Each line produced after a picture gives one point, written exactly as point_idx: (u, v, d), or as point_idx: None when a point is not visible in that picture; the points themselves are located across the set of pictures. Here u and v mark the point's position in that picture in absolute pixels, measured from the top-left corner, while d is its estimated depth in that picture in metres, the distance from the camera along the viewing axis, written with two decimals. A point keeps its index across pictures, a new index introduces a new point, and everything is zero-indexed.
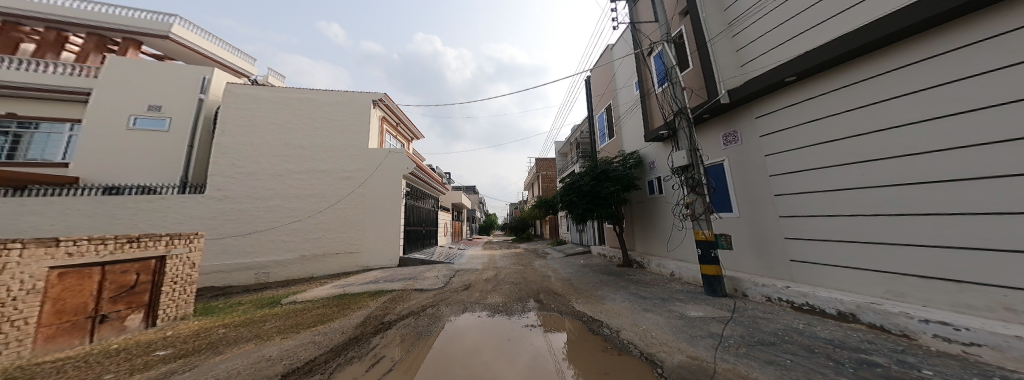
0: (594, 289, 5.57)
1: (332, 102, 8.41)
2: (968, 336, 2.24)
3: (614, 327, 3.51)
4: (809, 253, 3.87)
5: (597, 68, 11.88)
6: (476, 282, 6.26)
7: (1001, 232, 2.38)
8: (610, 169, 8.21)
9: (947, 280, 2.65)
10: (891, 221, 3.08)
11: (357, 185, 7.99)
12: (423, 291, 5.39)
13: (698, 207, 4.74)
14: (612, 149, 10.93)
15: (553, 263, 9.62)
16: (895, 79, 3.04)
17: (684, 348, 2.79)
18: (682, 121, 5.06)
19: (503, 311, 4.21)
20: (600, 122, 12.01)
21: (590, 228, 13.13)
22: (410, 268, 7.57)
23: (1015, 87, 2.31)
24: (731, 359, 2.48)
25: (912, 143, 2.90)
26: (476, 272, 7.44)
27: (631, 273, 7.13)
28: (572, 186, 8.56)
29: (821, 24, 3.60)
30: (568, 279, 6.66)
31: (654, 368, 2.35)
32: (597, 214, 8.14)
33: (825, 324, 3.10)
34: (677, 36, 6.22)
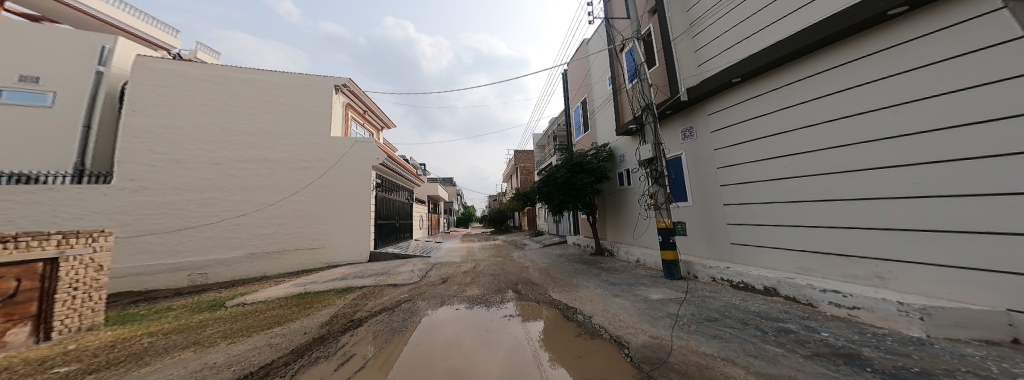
0: (567, 278, 5.79)
1: (285, 84, 7.62)
2: (852, 301, 2.68)
3: (587, 313, 3.69)
4: (746, 237, 4.34)
5: (573, 61, 12.07)
6: (455, 274, 6.19)
7: (881, 214, 2.88)
8: (585, 161, 8.46)
9: (842, 255, 3.16)
10: (809, 207, 3.54)
11: (317, 176, 7.39)
12: (397, 286, 5.19)
13: (661, 197, 5.09)
14: (587, 141, 11.24)
15: (530, 254, 9.84)
16: (818, 81, 3.44)
17: (648, 329, 3.03)
18: (649, 116, 5.34)
19: (482, 303, 4.22)
20: (576, 115, 12.30)
21: (566, 219, 13.52)
22: (380, 264, 7.25)
23: (895, 95, 2.79)
24: (685, 336, 2.73)
25: (823, 140, 3.37)
26: (452, 265, 7.33)
27: (602, 261, 7.50)
28: (547, 178, 8.73)
29: (765, 30, 3.99)
30: (544, 269, 6.87)
31: (622, 349, 2.52)
32: (573, 205, 8.48)
33: (754, 298, 3.54)
34: (646, 33, 6.52)
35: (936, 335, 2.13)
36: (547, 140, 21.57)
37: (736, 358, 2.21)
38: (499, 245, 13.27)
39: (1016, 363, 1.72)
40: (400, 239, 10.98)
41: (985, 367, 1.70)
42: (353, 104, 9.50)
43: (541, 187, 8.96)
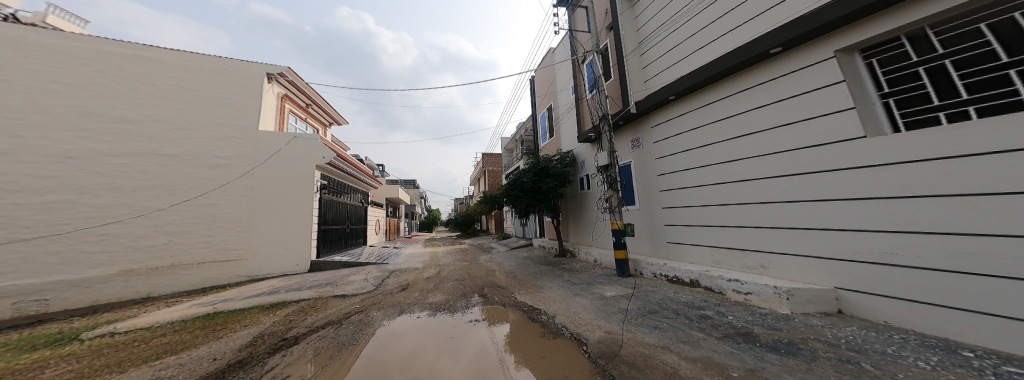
0: (532, 280, 5.87)
1: (190, 66, 6.39)
2: (747, 287, 3.22)
3: (550, 314, 3.76)
4: (679, 236, 4.88)
5: (540, 69, 12.47)
6: (416, 281, 5.84)
7: (774, 215, 3.48)
8: (550, 166, 8.76)
9: (750, 250, 3.74)
10: (724, 209, 4.13)
11: (238, 176, 6.37)
12: (344, 296, 4.73)
13: (615, 200, 5.49)
14: (552, 147, 11.61)
15: (495, 257, 9.78)
16: (730, 102, 4.06)
17: (603, 324, 3.21)
18: (606, 125, 5.73)
19: (446, 309, 4.01)
20: (542, 121, 12.69)
21: (532, 221, 13.76)
22: (323, 274, 6.53)
23: (781, 116, 3.42)
24: (632, 329, 2.96)
25: (734, 152, 3.98)
26: (413, 272, 6.94)
27: (564, 262, 7.79)
28: (513, 181, 8.87)
29: (694, 55, 4.60)
30: (510, 272, 6.88)
31: (581, 347, 2.62)
32: (539, 209, 8.71)
33: (684, 290, 4.00)
34: (604, 48, 7.09)
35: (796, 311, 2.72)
36: (515, 144, 21.84)
37: (671, 344, 2.46)
38: (464, 249, 12.98)
39: (840, 329, 2.31)
40: (351, 246, 10.07)
41: (822, 333, 2.21)
42: (293, 97, 8.55)
43: (508, 191, 9.06)
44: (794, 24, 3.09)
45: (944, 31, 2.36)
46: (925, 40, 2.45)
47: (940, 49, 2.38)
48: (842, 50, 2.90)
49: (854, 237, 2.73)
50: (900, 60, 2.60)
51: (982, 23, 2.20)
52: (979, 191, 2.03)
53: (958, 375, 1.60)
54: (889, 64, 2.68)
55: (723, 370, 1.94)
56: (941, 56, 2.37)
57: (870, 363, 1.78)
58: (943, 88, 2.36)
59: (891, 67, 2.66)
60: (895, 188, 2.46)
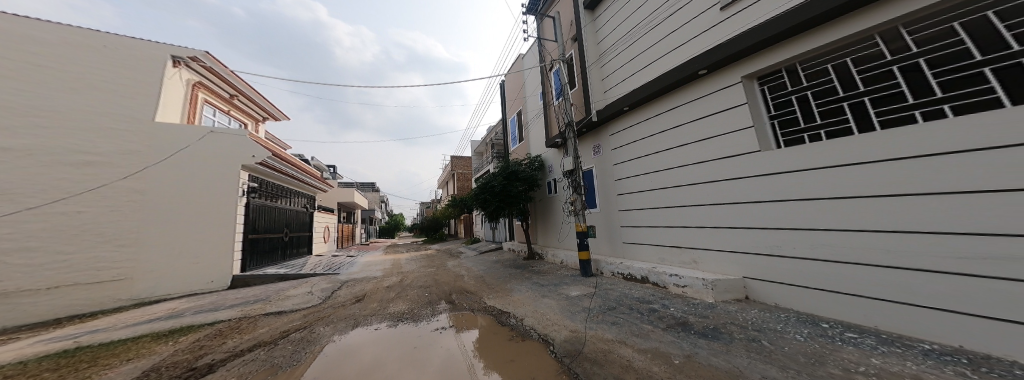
0: (502, 283, 5.83)
1: (53, 41, 4.93)
2: (685, 280, 3.65)
3: (519, 316, 3.77)
4: (634, 237, 5.25)
5: (510, 73, 12.60)
6: (376, 291, 5.44)
7: (707, 217, 3.92)
8: (519, 170, 8.86)
9: (691, 247, 4.14)
10: (669, 212, 4.53)
11: (120, 178, 5.14)
12: (276, 314, 4.21)
13: (579, 203, 5.74)
14: (521, 151, 11.76)
15: (464, 262, 9.56)
16: (671, 115, 4.50)
17: (568, 324, 3.30)
18: (570, 132, 6.00)
19: (409, 318, 3.77)
20: (512, 125, 12.81)
21: (502, 225, 13.75)
22: (248, 291, 5.66)
23: (710, 129, 3.87)
24: (594, 326, 3.09)
25: (675, 160, 4.42)
26: (373, 281, 6.47)
27: (532, 264, 7.89)
28: (484, 185, 8.89)
29: (644, 70, 5.06)
30: (479, 277, 6.77)
31: (548, 347, 2.65)
32: (509, 212, 8.76)
33: (637, 286, 4.33)
34: (569, 58, 7.45)
35: (718, 299, 3.19)
36: (485, 147, 21.67)
37: (627, 338, 2.62)
38: (431, 255, 12.48)
39: (748, 313, 2.78)
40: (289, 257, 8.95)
41: (736, 318, 2.60)
42: (208, 86, 7.19)
43: (479, 194, 9.06)
44: (715, 50, 3.56)
45: (809, 67, 3.03)
46: (796, 75, 3.12)
47: (807, 81, 3.02)
48: (747, 75, 3.47)
49: (766, 234, 3.20)
50: (782, 88, 3.27)
51: (828, 63, 2.87)
52: (842, 194, 2.57)
53: (821, 343, 2.02)
54: (776, 92, 3.33)
55: (668, 358, 2.12)
56: (807, 88, 3.02)
57: (768, 339, 2.13)
58: (806, 115, 3.01)
59: (777, 94, 3.31)
60: (787, 192, 3.01)
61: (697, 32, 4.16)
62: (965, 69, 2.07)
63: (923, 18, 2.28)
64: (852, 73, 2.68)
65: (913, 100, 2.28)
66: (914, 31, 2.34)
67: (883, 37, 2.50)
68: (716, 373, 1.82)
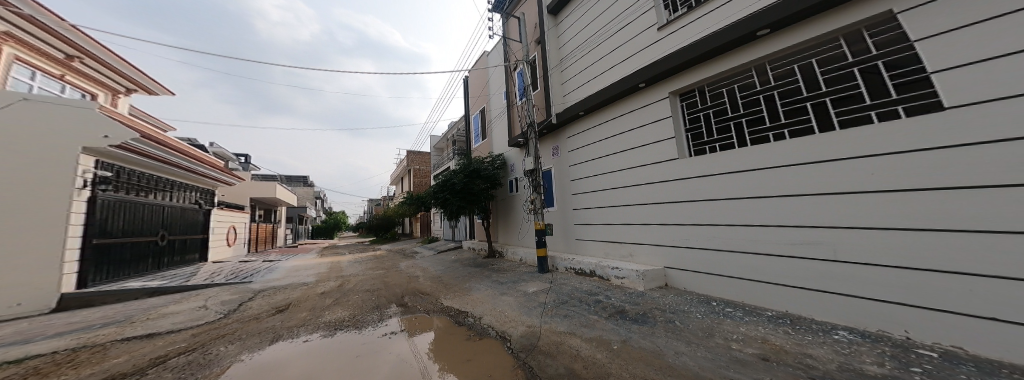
0: (459, 283, 5.73)
1: None
2: (624, 273, 4.08)
3: (477, 315, 3.74)
4: (587, 233, 5.58)
5: (474, 70, 12.42)
6: (315, 298, 4.89)
7: (648, 215, 4.34)
8: (481, 168, 8.77)
9: (635, 242, 4.55)
10: (617, 210, 4.91)
11: None
12: (143, 338, 2.96)
13: (538, 202, 5.92)
14: (484, 149, 11.67)
15: (419, 262, 9.14)
16: (620, 121, 4.87)
17: (525, 319, 3.38)
18: (532, 133, 6.15)
19: (353, 326, 3.45)
20: (475, 122, 12.62)
21: (462, 224, 13.50)
22: (89, 314, 3.98)
23: (652, 136, 4.28)
24: (549, 320, 3.22)
25: (623, 163, 4.80)
26: (309, 287, 5.77)
27: (491, 263, 7.91)
28: (445, 183, 8.64)
29: (599, 77, 5.40)
30: (435, 277, 6.54)
31: (506, 344, 2.67)
32: (470, 210, 8.61)
33: (585, 280, 4.63)
34: (533, 60, 7.64)
35: (645, 287, 3.76)
36: (445, 143, 20.91)
37: (576, 330, 2.78)
38: (382, 256, 11.64)
39: (670, 298, 3.30)
40: (166, 267, 7.18)
41: (661, 304, 3.04)
42: (29, 40, 5.06)
43: (438, 192, 8.80)
44: (652, 67, 4.06)
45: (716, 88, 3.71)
46: (704, 95, 3.81)
47: (713, 101, 3.71)
48: (674, 91, 4.00)
49: (694, 230, 3.67)
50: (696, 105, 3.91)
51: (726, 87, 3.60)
52: (744, 195, 3.19)
53: (714, 319, 2.62)
54: (691, 108, 3.96)
55: (609, 344, 2.33)
56: (710, 107, 3.72)
57: (682, 320, 2.62)
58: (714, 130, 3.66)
59: (693, 110, 3.93)
60: (700, 194, 3.64)
61: (640, 48, 4.62)
62: (798, 101, 2.89)
63: (779, 58, 3.06)
64: (737, 98, 3.47)
65: (771, 123, 3.10)
66: (778, 66, 3.11)
67: (756, 70, 3.28)
68: (645, 354, 2.06)
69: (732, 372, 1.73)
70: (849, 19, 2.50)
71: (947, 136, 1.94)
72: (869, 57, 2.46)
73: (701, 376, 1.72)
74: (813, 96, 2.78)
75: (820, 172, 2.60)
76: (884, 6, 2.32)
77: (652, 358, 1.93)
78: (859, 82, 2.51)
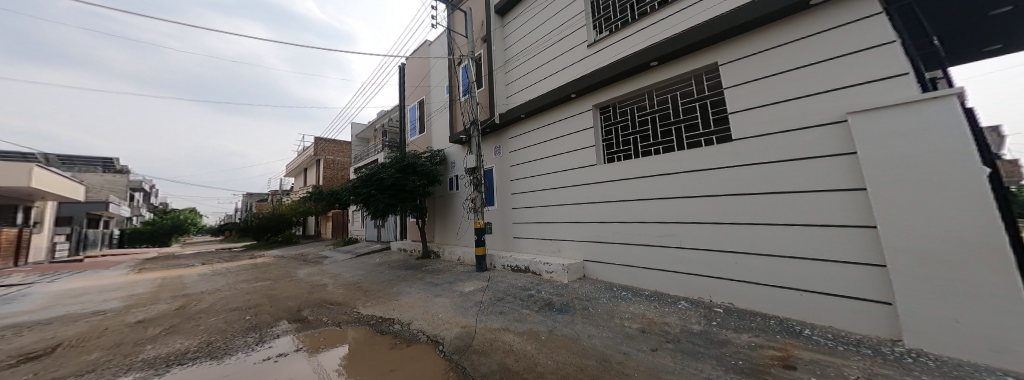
0: (383, 288, 5.17)
1: None
2: (554, 267, 4.29)
3: (405, 321, 3.41)
4: (525, 232, 5.69)
5: (412, 58, 11.52)
6: (167, 321, 3.66)
7: (580, 214, 4.61)
8: (417, 163, 8.13)
9: (567, 240, 4.80)
10: (554, 210, 5.09)
11: None
12: None
13: (478, 201, 5.79)
14: (420, 144, 10.91)
15: (334, 268, 7.92)
16: (559, 126, 5.07)
17: (461, 320, 3.24)
18: (475, 130, 6.00)
19: (216, 354, 2.67)
20: (411, 114, 11.67)
21: (391, 223, 12.35)
22: None
23: (585, 142, 4.56)
24: (485, 318, 3.17)
25: (559, 165, 5.00)
26: (116, 316, 4.00)
27: (425, 264, 7.41)
28: (373, 177, 7.78)
29: (541, 82, 5.54)
30: (353, 284, 5.74)
31: (437, 348, 2.49)
32: (403, 208, 7.92)
33: (521, 276, 4.71)
34: (478, 57, 7.51)
35: (571, 280, 4.07)
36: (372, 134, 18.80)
37: (511, 325, 2.79)
38: (275, 264, 9.49)
39: (595, 288, 3.61)
40: None
41: (588, 294, 3.29)
42: None
43: (363, 186, 7.86)
44: (580, 79, 4.39)
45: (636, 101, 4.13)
46: (614, 112, 4.38)
47: (619, 118, 4.31)
48: (604, 101, 4.34)
49: (616, 228, 4.04)
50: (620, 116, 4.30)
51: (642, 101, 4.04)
52: (640, 197, 3.77)
53: (630, 304, 2.97)
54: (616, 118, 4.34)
55: (537, 335, 2.40)
56: (618, 122, 4.31)
57: (599, 308, 2.86)
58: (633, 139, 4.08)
59: (617, 120, 4.32)
60: (610, 195, 4.17)
61: (573, 61, 4.96)
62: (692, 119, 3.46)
63: (663, 87, 3.73)
64: (634, 117, 4.10)
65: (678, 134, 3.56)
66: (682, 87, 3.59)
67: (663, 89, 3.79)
68: (566, 341, 2.19)
69: (628, 347, 2.00)
70: (709, 57, 3.21)
71: (757, 158, 2.74)
72: (708, 94, 3.31)
73: (605, 355, 1.91)
74: (684, 120, 3.51)
75: (709, 178, 3.10)
76: (734, 53, 3.01)
77: (572, 345, 2.03)
78: (703, 114, 3.32)
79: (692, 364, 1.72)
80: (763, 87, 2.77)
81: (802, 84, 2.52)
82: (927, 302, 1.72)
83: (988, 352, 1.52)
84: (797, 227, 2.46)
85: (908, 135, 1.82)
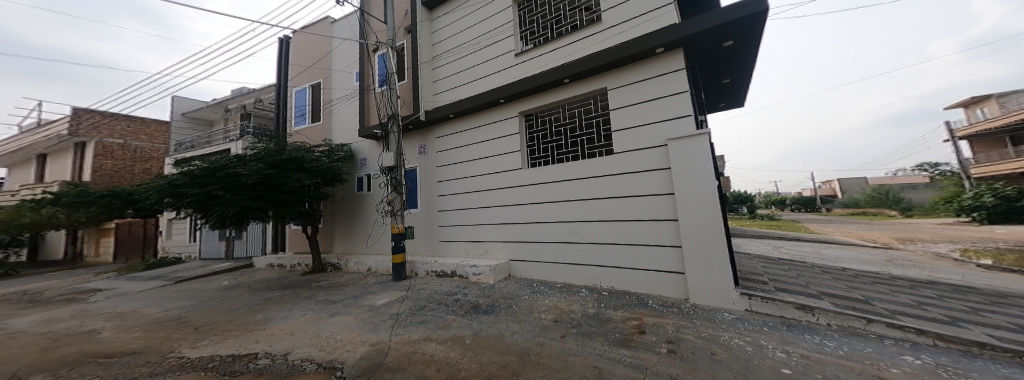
0: (236, 317, 3.76)
1: None
2: (479, 269, 4.43)
3: (278, 352, 2.56)
4: (450, 235, 5.64)
5: (303, 32, 9.58)
6: None
7: (502, 216, 4.90)
8: (305, 157, 6.51)
9: (490, 241, 5.05)
10: (478, 212, 5.23)
11: None
12: None
13: (397, 203, 5.38)
14: (314, 134, 9.04)
15: (157, 296, 5.61)
16: (485, 130, 5.27)
17: (367, 338, 2.89)
18: (394, 125, 5.60)
19: None
20: (300, 99, 9.54)
21: (252, 232, 9.79)
22: None
23: (508, 147, 4.90)
24: (401, 331, 2.99)
25: (484, 168, 5.21)
26: None
27: (319, 280, 6.29)
28: (221, 170, 5.69)
29: (468, 84, 5.64)
30: (184, 314, 4.12)
31: (335, 375, 2.12)
32: (272, 210, 6.02)
33: (445, 281, 4.66)
34: (399, 47, 7.05)
35: (496, 280, 4.27)
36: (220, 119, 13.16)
37: (433, 333, 2.75)
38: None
39: (515, 286, 3.90)
40: None
41: (507, 292, 3.57)
42: None
43: (205, 184, 5.61)
44: (509, 86, 4.66)
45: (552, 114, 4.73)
46: (535, 121, 4.87)
47: (540, 127, 4.83)
48: (526, 110, 4.76)
49: (533, 227, 4.51)
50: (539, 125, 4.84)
51: (556, 114, 4.66)
52: (553, 199, 4.32)
53: (540, 295, 3.44)
54: (536, 127, 4.86)
55: (460, 340, 2.46)
56: (538, 131, 4.81)
57: (520, 304, 3.14)
58: (549, 147, 4.64)
59: (536, 129, 4.84)
60: (530, 198, 4.58)
61: (501, 67, 5.22)
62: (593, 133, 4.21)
63: (574, 102, 4.40)
64: (552, 127, 4.69)
65: (584, 146, 4.25)
66: (586, 105, 4.34)
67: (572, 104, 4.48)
68: (490, 340, 2.33)
69: (543, 338, 2.28)
70: (606, 82, 4.00)
71: (634, 168, 3.61)
72: (605, 111, 4.14)
73: (525, 347, 2.15)
74: (587, 134, 4.24)
75: (604, 183, 3.84)
76: (620, 80, 3.87)
77: (496, 344, 2.20)
78: (601, 129, 4.13)
79: (589, 344, 2.09)
80: (639, 110, 3.65)
81: (660, 112, 3.48)
82: (704, 271, 2.99)
83: (723, 301, 2.88)
84: (657, 221, 3.40)
85: (699, 161, 3.05)
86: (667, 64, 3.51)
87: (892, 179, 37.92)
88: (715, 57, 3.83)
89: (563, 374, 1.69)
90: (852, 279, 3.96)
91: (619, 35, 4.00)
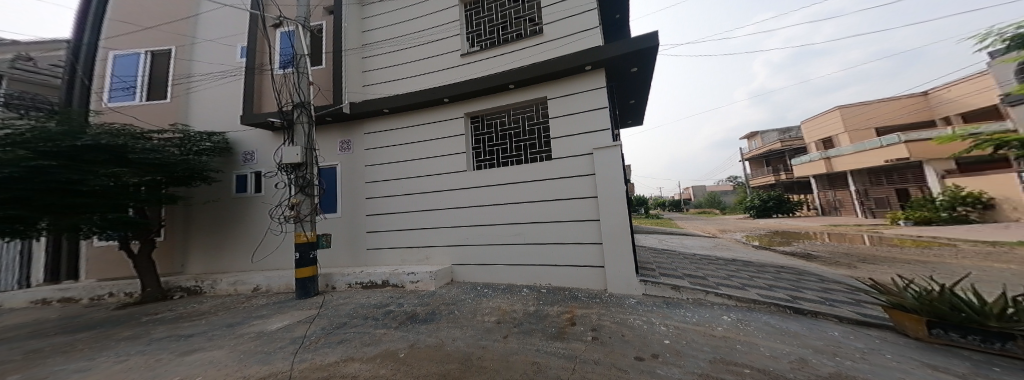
0: None
1: None
2: (414, 276, 4.24)
3: None
4: (379, 242, 5.20)
5: None
6: None
7: (440, 220, 4.77)
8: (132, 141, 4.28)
9: (426, 246, 4.87)
10: (414, 215, 4.97)
11: None
12: None
13: (305, 208, 4.56)
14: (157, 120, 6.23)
15: None
16: (424, 129, 5.08)
17: (257, 369, 2.27)
18: (302, 115, 4.81)
19: None
20: (123, 65, 6.38)
21: None
22: None
23: (448, 148, 4.83)
24: (310, 355, 2.55)
25: (420, 169, 5.00)
26: None
27: (163, 308, 4.50)
28: None
29: (406, 79, 5.36)
30: None
31: None
32: (46, 220, 3.68)
33: (374, 293, 4.26)
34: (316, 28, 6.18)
35: (433, 286, 4.12)
36: None
37: (361, 352, 2.48)
38: None
39: (451, 291, 3.83)
40: None
41: (442, 298, 3.48)
42: None
43: None
44: (453, 86, 4.60)
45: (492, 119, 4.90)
46: (477, 124, 4.94)
47: (484, 130, 4.91)
48: (469, 112, 4.80)
49: (472, 230, 4.54)
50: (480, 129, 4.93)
51: (497, 119, 4.86)
52: (492, 202, 4.43)
53: (476, 298, 3.47)
54: (478, 130, 4.94)
55: (395, 354, 2.31)
56: (484, 134, 4.90)
57: (460, 309, 3.13)
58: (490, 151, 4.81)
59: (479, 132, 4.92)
60: (470, 200, 4.58)
61: (444, 66, 5.12)
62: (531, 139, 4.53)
63: (515, 108, 4.67)
64: (496, 131, 4.83)
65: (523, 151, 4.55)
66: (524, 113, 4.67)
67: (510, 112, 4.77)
68: (429, 350, 2.28)
69: (486, 341, 2.35)
70: (542, 92, 4.37)
71: (566, 174, 4.01)
72: (545, 119, 4.49)
73: (468, 352, 2.18)
74: (525, 141, 4.56)
75: (540, 187, 4.15)
76: (553, 91, 4.30)
77: (435, 353, 2.17)
78: (542, 135, 4.45)
79: (531, 341, 2.25)
80: (570, 122, 4.10)
81: (586, 124, 4.00)
82: (619, 263, 3.55)
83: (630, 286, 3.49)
84: (582, 222, 3.86)
85: (614, 168, 3.66)
86: (591, 81, 4.07)
87: (721, 186, 52.11)
88: (624, 81, 4.64)
89: (506, 373, 1.79)
90: (699, 260, 5.42)
91: (553, 50, 4.45)
